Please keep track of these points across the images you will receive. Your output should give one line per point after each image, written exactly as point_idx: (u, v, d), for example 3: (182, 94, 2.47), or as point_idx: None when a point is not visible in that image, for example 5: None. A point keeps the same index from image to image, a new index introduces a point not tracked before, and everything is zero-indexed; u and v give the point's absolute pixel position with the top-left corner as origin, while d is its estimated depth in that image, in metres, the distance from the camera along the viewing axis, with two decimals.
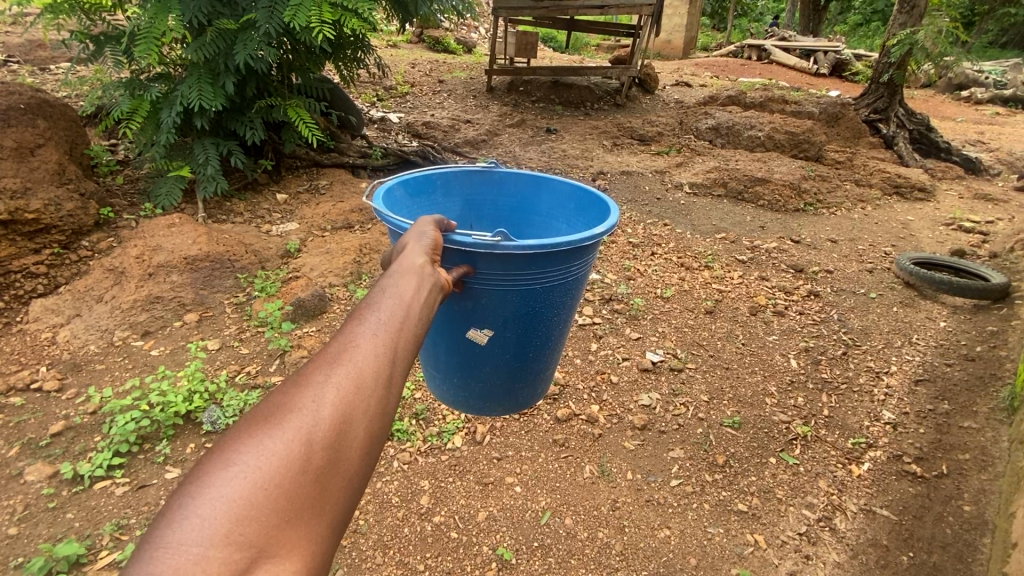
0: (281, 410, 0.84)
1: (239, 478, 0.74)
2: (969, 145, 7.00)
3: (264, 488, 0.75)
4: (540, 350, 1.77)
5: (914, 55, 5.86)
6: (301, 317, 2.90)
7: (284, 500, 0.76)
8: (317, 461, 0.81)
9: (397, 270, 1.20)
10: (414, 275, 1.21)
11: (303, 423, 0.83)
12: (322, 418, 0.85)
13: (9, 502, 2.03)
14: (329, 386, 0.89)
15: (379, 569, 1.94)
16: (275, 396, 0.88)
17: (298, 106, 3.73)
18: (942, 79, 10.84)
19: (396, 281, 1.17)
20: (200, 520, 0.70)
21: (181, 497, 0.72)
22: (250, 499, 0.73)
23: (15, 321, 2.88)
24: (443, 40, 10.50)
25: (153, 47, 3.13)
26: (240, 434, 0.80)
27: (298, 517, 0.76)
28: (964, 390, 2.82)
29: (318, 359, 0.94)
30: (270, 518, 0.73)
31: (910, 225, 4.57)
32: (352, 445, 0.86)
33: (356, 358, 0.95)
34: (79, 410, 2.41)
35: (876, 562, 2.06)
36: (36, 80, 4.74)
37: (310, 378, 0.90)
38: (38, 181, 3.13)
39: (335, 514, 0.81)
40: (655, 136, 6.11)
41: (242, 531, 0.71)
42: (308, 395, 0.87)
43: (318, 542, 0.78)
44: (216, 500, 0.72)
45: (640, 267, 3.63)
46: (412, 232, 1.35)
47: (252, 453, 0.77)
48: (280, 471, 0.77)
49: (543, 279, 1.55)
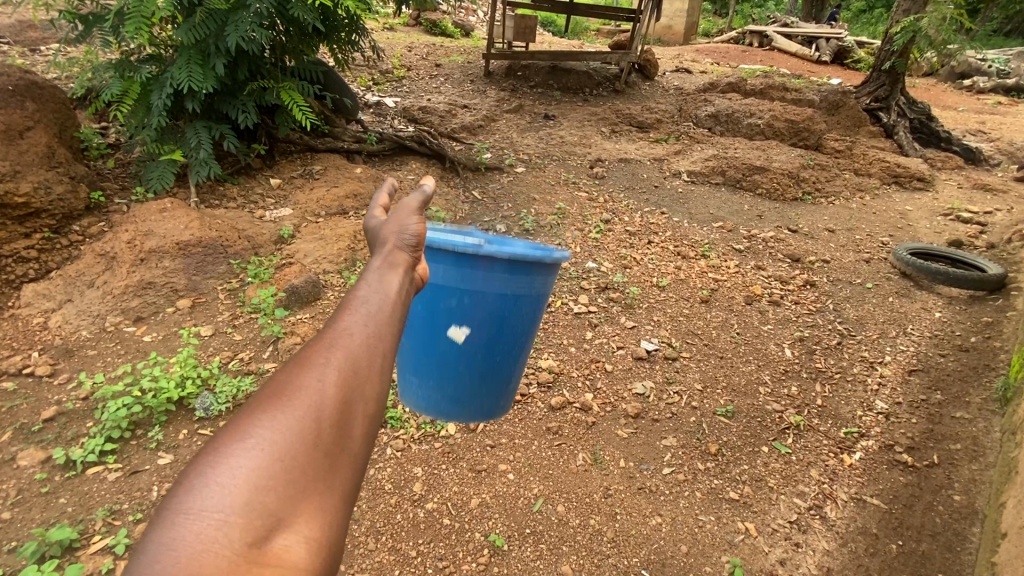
0: (297, 385, 0.83)
1: (258, 446, 0.74)
2: (970, 135, 6.97)
3: (283, 457, 0.74)
4: (513, 349, 1.75)
5: (917, 42, 5.80)
6: (294, 303, 2.89)
7: (300, 468, 0.75)
8: (334, 433, 0.80)
9: (385, 266, 1.06)
10: (406, 269, 1.07)
11: (319, 395, 0.82)
12: (338, 386, 0.83)
13: (2, 487, 2.03)
14: (347, 360, 0.88)
15: (371, 555, 1.95)
16: (290, 363, 0.86)
17: (291, 89, 3.68)
18: (945, 68, 10.74)
19: (382, 275, 1.03)
20: (220, 487, 0.70)
21: (201, 465, 0.72)
22: (267, 466, 0.73)
23: (7, 306, 2.86)
24: (440, 23, 10.34)
25: (143, 28, 3.07)
26: (259, 406, 0.80)
27: (316, 482, 0.75)
28: (957, 380, 2.83)
29: (331, 325, 0.91)
30: (289, 488, 0.73)
31: (908, 215, 4.55)
32: (367, 419, 0.84)
33: (368, 322, 0.92)
34: (71, 395, 2.41)
35: (865, 550, 2.07)
36: (25, 61, 4.66)
37: (324, 354, 0.88)
38: (27, 164, 3.08)
39: (358, 482, 0.80)
40: (654, 123, 6.06)
41: (262, 500, 0.70)
42: (323, 370, 0.85)
43: (337, 509, 0.76)
44: (235, 468, 0.71)
45: (636, 256, 3.61)
46: (393, 226, 1.12)
47: (270, 421, 0.76)
48: (299, 440, 0.76)
49: (521, 286, 1.59)
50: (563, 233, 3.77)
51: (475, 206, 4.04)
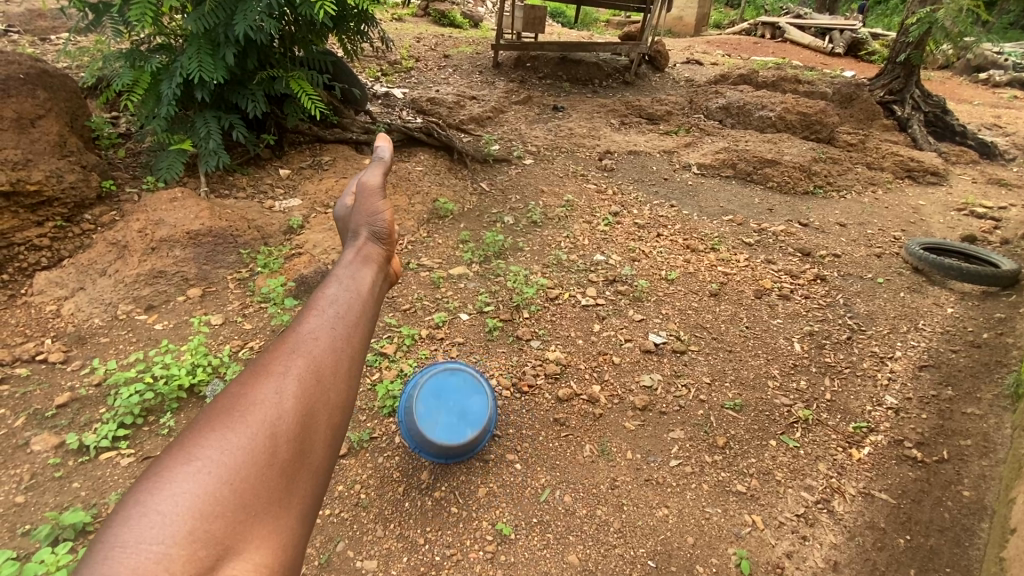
0: (240, 409, 0.95)
1: (202, 473, 0.85)
2: (985, 129, 6.86)
3: (228, 483, 0.86)
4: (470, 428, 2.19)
5: (933, 34, 5.70)
6: (303, 293, 2.90)
7: (249, 494, 0.87)
8: (281, 455, 0.93)
9: (352, 259, 1.33)
10: (366, 264, 1.34)
11: (263, 419, 0.95)
12: (282, 413, 0.97)
13: (16, 471, 2.06)
14: (288, 380, 1.01)
15: (379, 542, 1.97)
16: (236, 390, 0.99)
17: (300, 79, 3.68)
18: (961, 60, 10.58)
19: (343, 278, 1.26)
20: (161, 516, 0.79)
21: (145, 491, 0.83)
22: (214, 495, 0.84)
23: (20, 293, 2.89)
24: (449, 13, 10.27)
25: (152, 17, 3.06)
26: (203, 430, 0.92)
27: (263, 511, 0.87)
28: (969, 376, 2.81)
29: (277, 355, 1.06)
30: (234, 514, 0.84)
31: (921, 210, 4.50)
32: (314, 437, 0.98)
33: (314, 350, 1.07)
34: (84, 382, 2.44)
35: (873, 544, 2.07)
36: (37, 50, 4.69)
37: (268, 373, 1.02)
38: (39, 153, 3.10)
39: (301, 505, 0.92)
40: (664, 115, 6.02)
41: (206, 528, 0.81)
42: (268, 390, 0.99)
43: (284, 532, 0.88)
44: (179, 495, 0.82)
45: (645, 249, 3.60)
46: (364, 211, 1.46)
47: (216, 448, 0.89)
48: (245, 466, 0.89)
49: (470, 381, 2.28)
50: (571, 225, 3.76)
51: (483, 197, 4.03)
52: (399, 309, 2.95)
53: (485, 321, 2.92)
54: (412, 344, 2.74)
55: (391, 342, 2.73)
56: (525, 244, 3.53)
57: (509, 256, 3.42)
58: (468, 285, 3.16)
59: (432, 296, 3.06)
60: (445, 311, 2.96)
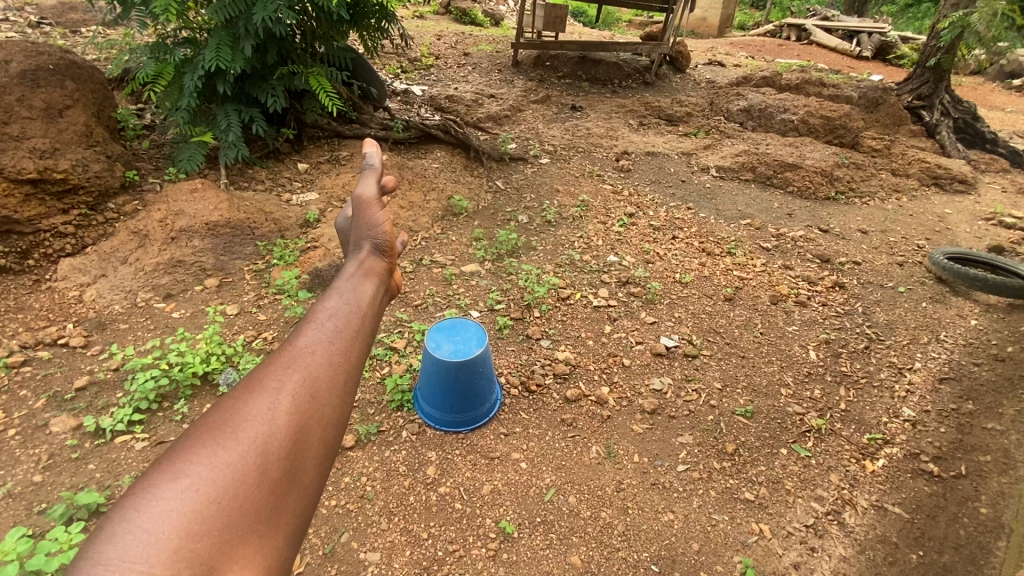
0: (232, 425, 0.93)
1: (189, 491, 0.82)
2: (1018, 136, 6.68)
3: (217, 502, 0.83)
4: (479, 403, 2.35)
5: (965, 38, 5.53)
6: (316, 287, 2.96)
7: (236, 514, 0.83)
8: (273, 472, 0.91)
9: (352, 273, 1.34)
10: (367, 277, 1.34)
11: (256, 435, 0.92)
12: (276, 429, 0.94)
13: (35, 450, 2.12)
14: (282, 395, 0.99)
15: (384, 534, 1.99)
16: (226, 407, 0.97)
17: (319, 74, 3.70)
18: (994, 66, 10.30)
19: (337, 295, 1.24)
20: (144, 536, 0.76)
21: (129, 508, 0.79)
22: (200, 514, 0.81)
23: (45, 279, 2.99)
24: (471, 12, 10.29)
25: (175, 8, 3.09)
26: (192, 446, 0.89)
27: (250, 531, 0.84)
28: (991, 390, 2.73)
29: (269, 370, 1.04)
30: (220, 534, 0.80)
31: (947, 218, 4.39)
32: (306, 455, 0.95)
33: (310, 364, 1.06)
34: (103, 366, 2.50)
35: (884, 558, 2.03)
36: (67, 42, 4.81)
37: (262, 389, 1.00)
38: (66, 142, 3.17)
39: (290, 526, 0.90)
40: (684, 117, 5.96)
41: (191, 548, 0.77)
42: (262, 406, 0.96)
43: (272, 554, 0.85)
44: (166, 513, 0.79)
45: (660, 251, 3.57)
46: (364, 224, 1.46)
47: (205, 465, 0.86)
48: (233, 484, 0.86)
49: (485, 361, 2.33)
50: (586, 225, 3.74)
51: (498, 195, 4.04)
52: (411, 305, 2.97)
53: (495, 319, 2.93)
54: (418, 340, 2.75)
55: (401, 338, 2.75)
56: (539, 244, 3.53)
57: (522, 255, 3.42)
58: (480, 283, 3.17)
59: (444, 293, 3.07)
60: (455, 307, 2.98)
